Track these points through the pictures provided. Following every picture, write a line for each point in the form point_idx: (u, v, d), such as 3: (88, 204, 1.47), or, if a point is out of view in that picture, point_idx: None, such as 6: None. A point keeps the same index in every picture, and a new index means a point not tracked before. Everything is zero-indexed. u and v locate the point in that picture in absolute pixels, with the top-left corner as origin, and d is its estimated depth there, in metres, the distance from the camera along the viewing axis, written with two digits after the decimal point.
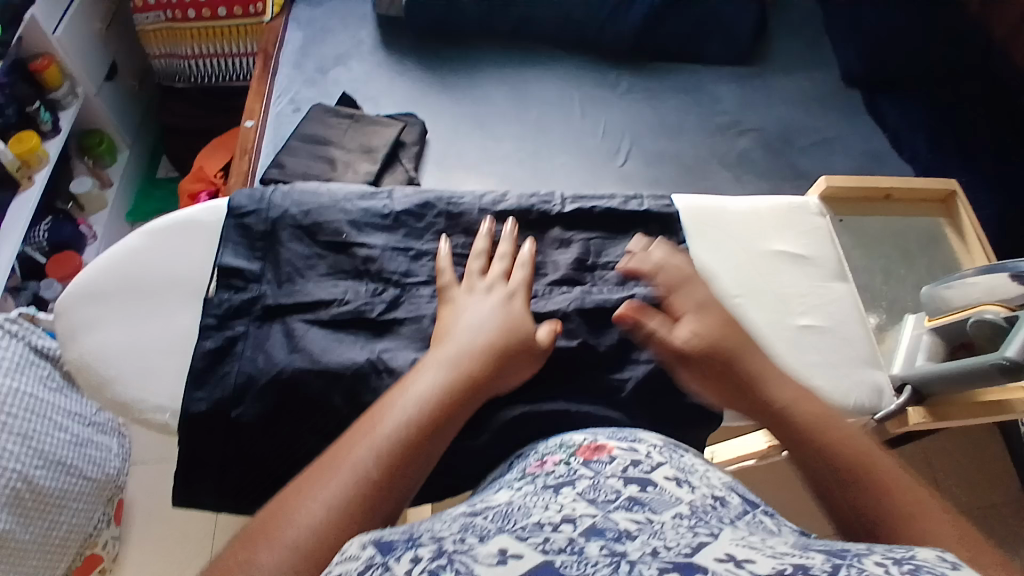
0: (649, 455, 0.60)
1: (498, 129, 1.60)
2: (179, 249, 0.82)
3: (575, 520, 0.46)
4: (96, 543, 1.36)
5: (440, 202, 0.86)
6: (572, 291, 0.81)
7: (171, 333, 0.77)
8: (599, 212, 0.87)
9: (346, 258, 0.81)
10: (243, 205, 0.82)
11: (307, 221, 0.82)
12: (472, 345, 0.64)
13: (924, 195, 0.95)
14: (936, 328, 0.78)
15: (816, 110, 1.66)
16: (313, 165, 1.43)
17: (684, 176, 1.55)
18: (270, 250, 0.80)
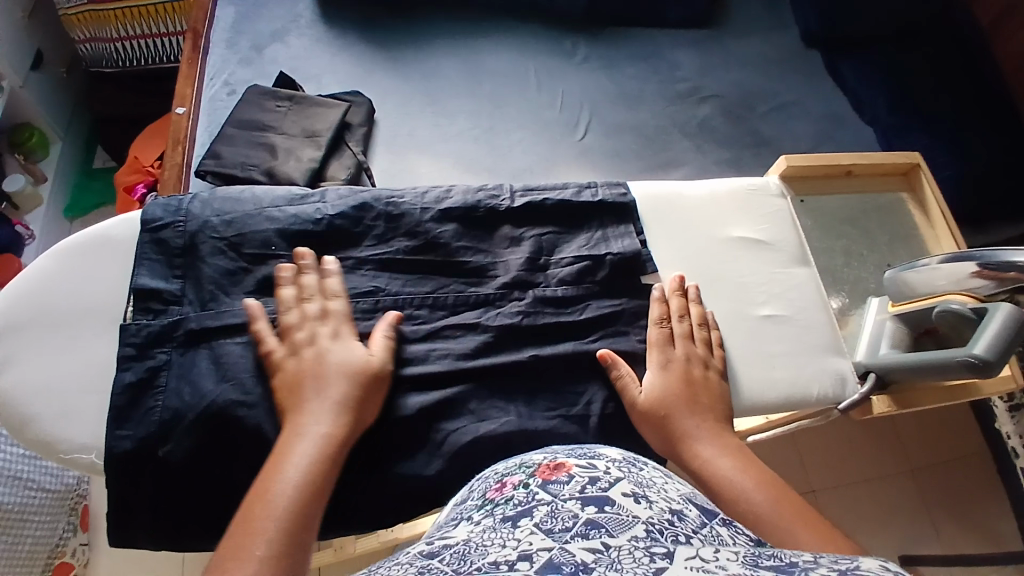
0: (607, 471, 0.55)
1: (450, 105, 1.51)
2: (96, 270, 0.75)
3: (530, 556, 0.44)
4: (64, 552, 1.27)
5: (378, 202, 0.79)
6: (523, 297, 0.76)
7: (91, 365, 0.71)
8: (551, 204, 0.82)
9: (275, 272, 0.74)
10: (161, 220, 0.76)
11: (231, 231, 0.75)
12: (330, 406, 0.64)
13: (887, 169, 0.92)
14: (899, 315, 0.77)
15: (777, 73, 1.61)
16: (252, 154, 1.33)
17: (645, 147, 1.50)
18: (191, 267, 0.74)
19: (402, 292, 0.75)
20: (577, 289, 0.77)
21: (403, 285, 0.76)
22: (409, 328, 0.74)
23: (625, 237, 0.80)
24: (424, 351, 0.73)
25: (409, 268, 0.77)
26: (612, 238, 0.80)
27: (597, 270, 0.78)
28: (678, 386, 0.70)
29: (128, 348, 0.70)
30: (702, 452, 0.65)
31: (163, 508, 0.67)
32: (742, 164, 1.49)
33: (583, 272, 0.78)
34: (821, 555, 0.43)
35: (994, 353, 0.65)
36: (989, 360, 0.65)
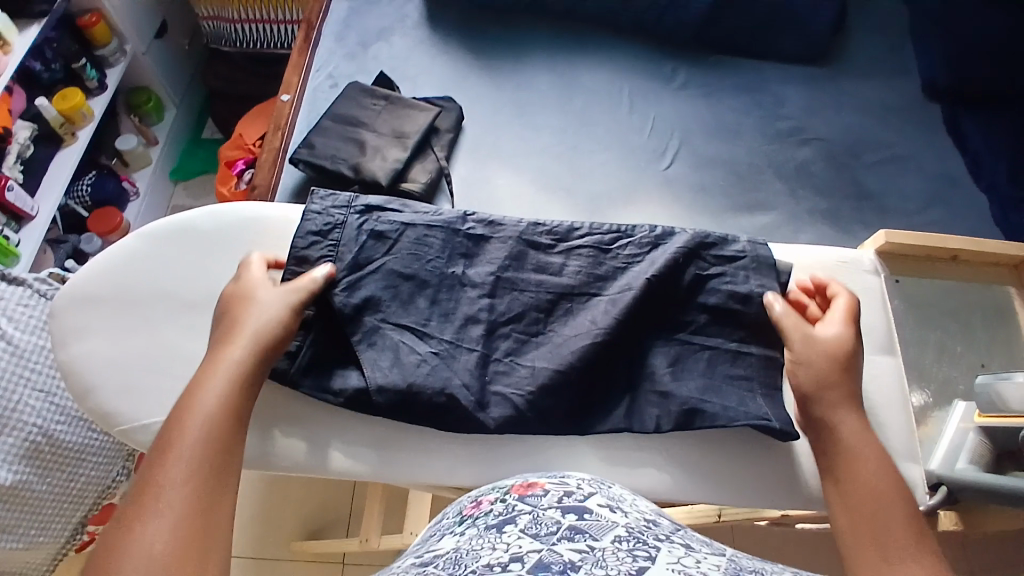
0: (580, 485, 0.56)
1: (539, 119, 1.51)
2: (206, 260, 0.81)
3: (522, 558, 0.45)
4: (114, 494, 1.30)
5: (505, 224, 0.80)
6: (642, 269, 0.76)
7: (186, 353, 0.76)
8: (663, 236, 0.79)
9: (397, 246, 0.77)
10: (314, 204, 0.78)
11: (375, 217, 0.78)
12: (245, 351, 0.64)
13: (998, 257, 0.81)
14: (983, 428, 0.68)
15: (890, 122, 1.50)
16: (343, 148, 1.38)
17: (735, 185, 1.43)
18: (312, 255, 0.75)
19: (521, 308, 0.75)
20: (683, 312, 0.76)
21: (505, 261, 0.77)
22: (525, 350, 0.73)
23: (740, 274, 0.77)
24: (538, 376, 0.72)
25: (516, 246, 0.78)
26: (721, 273, 0.77)
27: (702, 295, 0.76)
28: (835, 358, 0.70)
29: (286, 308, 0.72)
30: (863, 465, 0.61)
31: (284, 451, 0.69)
32: (840, 217, 1.39)
33: (687, 295, 0.76)
34: None
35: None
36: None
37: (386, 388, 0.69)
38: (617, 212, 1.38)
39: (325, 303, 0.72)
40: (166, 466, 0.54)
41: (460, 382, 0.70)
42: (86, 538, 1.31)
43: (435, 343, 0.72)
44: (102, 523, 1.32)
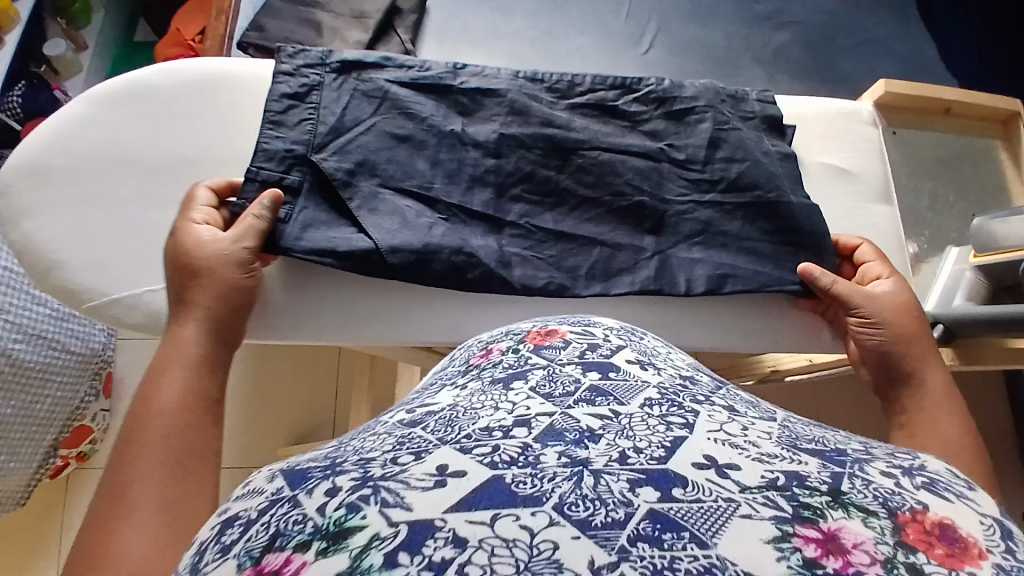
0: (606, 337, 0.53)
1: (509, 0, 1.41)
2: (165, 122, 0.74)
3: (529, 422, 0.40)
4: (85, 415, 1.26)
5: (497, 78, 0.70)
6: (654, 130, 0.69)
7: (155, 221, 0.71)
8: (671, 89, 0.71)
9: (384, 111, 0.67)
10: (283, 63, 0.69)
11: (356, 77, 0.69)
12: (204, 328, 0.56)
13: (986, 113, 0.83)
14: (982, 267, 0.68)
15: (866, 5, 1.47)
16: (297, 30, 1.27)
17: (712, 71, 1.39)
18: (290, 115, 0.66)
19: (529, 166, 0.66)
20: (701, 171, 0.68)
21: (506, 124, 0.68)
22: (540, 212, 0.66)
23: (755, 130, 0.71)
24: (556, 240, 0.66)
25: (515, 103, 0.68)
26: (738, 129, 0.70)
27: (722, 151, 0.69)
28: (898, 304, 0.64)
29: (268, 172, 0.63)
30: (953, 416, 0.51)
31: (275, 314, 0.63)
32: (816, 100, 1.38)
33: (704, 154, 0.68)
34: (876, 449, 0.40)
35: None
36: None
37: (398, 253, 0.62)
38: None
39: (314, 169, 0.64)
40: (137, 447, 0.46)
41: (479, 243, 0.64)
42: (61, 463, 1.26)
43: (443, 209, 0.65)
44: (75, 447, 1.27)
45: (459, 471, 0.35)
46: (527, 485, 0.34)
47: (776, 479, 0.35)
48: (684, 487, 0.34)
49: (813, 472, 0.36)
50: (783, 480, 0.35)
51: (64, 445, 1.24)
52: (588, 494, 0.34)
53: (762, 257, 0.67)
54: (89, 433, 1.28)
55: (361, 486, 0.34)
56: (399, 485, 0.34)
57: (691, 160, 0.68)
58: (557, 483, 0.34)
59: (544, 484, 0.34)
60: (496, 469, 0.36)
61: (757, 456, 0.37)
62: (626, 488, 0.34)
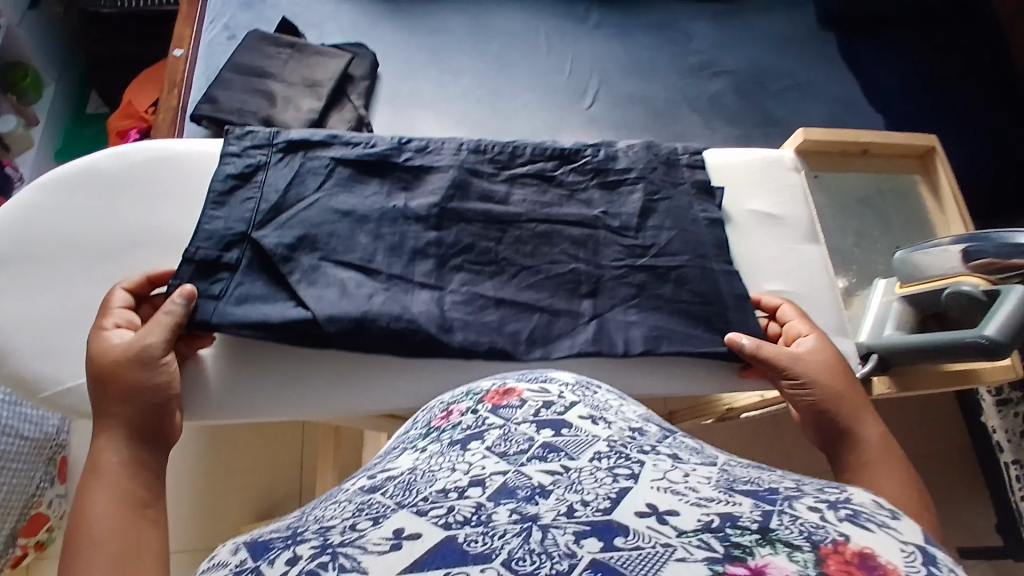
0: (561, 394, 0.54)
1: (457, 63, 1.47)
2: (115, 203, 0.74)
3: (483, 481, 0.42)
4: (40, 502, 1.19)
5: (442, 154, 0.75)
6: (586, 199, 0.75)
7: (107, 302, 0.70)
8: (606, 161, 0.77)
9: (329, 193, 0.71)
10: (231, 144, 0.73)
11: (302, 156, 0.73)
12: (123, 442, 0.55)
13: (902, 150, 0.89)
14: (906, 298, 0.72)
15: (790, 52, 1.57)
16: (249, 100, 1.29)
17: (653, 120, 1.46)
18: (235, 197, 0.70)
19: (469, 239, 0.70)
20: (635, 237, 0.73)
21: (449, 194, 0.72)
22: (480, 281, 0.69)
23: (685, 195, 0.77)
24: (497, 306, 0.68)
25: (457, 175, 0.74)
26: (668, 198, 0.76)
27: (654, 218, 0.74)
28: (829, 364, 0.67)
29: (205, 251, 0.66)
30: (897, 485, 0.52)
31: (232, 395, 0.65)
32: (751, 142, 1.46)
33: (636, 220, 0.73)
34: (807, 486, 0.40)
35: (1007, 335, 0.59)
36: (1002, 342, 0.59)
37: (336, 320, 0.64)
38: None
39: (253, 246, 0.67)
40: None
41: (419, 310, 0.66)
42: (19, 554, 1.18)
43: (383, 279, 0.67)
44: (33, 536, 1.18)
45: (415, 533, 0.37)
46: (478, 543, 0.36)
47: (710, 522, 0.36)
48: (626, 536, 0.36)
49: (746, 512, 0.37)
50: (717, 523, 0.36)
51: (21, 535, 1.16)
52: (535, 549, 0.35)
53: (693, 304, 0.70)
54: (47, 519, 1.20)
55: (320, 553, 0.36)
56: (357, 549, 0.36)
57: (624, 227, 0.73)
58: (507, 539, 0.36)
59: (494, 541, 0.36)
60: (449, 528, 0.37)
61: (697, 501, 0.39)
62: (572, 540, 0.36)
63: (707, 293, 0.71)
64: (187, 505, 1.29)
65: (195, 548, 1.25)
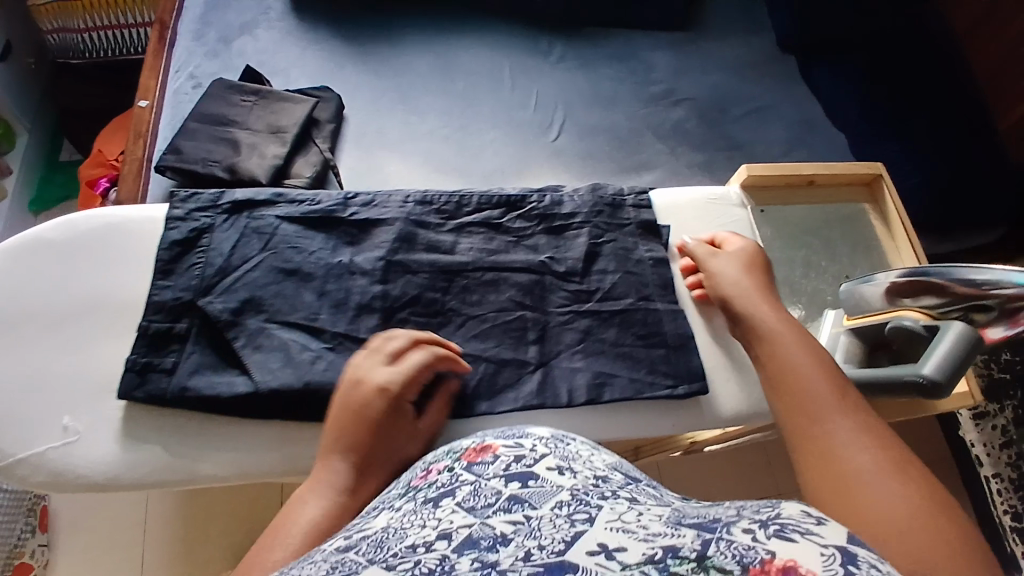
0: (533, 447, 0.54)
1: (423, 103, 1.49)
2: (71, 272, 0.74)
3: (450, 535, 0.43)
4: (23, 552, 1.18)
5: (387, 207, 0.76)
6: (533, 245, 0.76)
7: (67, 369, 0.69)
8: (552, 206, 0.78)
9: (274, 252, 0.71)
10: (176, 208, 0.73)
11: (246, 216, 0.74)
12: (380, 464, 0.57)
13: (850, 179, 0.90)
14: (855, 329, 0.71)
15: (750, 77, 1.59)
16: (214, 149, 1.29)
17: (617, 149, 1.48)
18: (181, 263, 0.71)
19: (415, 290, 0.71)
20: (580, 282, 0.74)
21: (394, 246, 0.73)
22: (426, 334, 0.70)
23: (631, 237, 0.78)
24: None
25: (402, 227, 0.74)
26: (614, 239, 0.77)
27: (600, 261, 0.75)
28: (756, 267, 0.71)
29: (154, 323, 0.68)
30: (804, 390, 0.56)
31: (193, 456, 0.66)
32: (714, 166, 1.48)
33: (582, 265, 0.74)
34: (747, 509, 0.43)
35: (944, 372, 0.57)
36: (939, 380, 0.56)
37: (281, 389, 0.65)
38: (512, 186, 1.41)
39: (200, 314, 0.68)
40: None
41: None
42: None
43: (329, 337, 0.68)
44: None
45: None
46: None
47: (653, 554, 0.39)
48: None
49: (686, 543, 0.40)
50: (659, 555, 0.39)
51: None
52: None
53: (637, 346, 0.71)
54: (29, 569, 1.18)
55: None
56: None
57: (569, 270, 0.74)
58: None
59: None
60: None
61: (644, 537, 0.41)
62: None
63: (651, 334, 0.72)
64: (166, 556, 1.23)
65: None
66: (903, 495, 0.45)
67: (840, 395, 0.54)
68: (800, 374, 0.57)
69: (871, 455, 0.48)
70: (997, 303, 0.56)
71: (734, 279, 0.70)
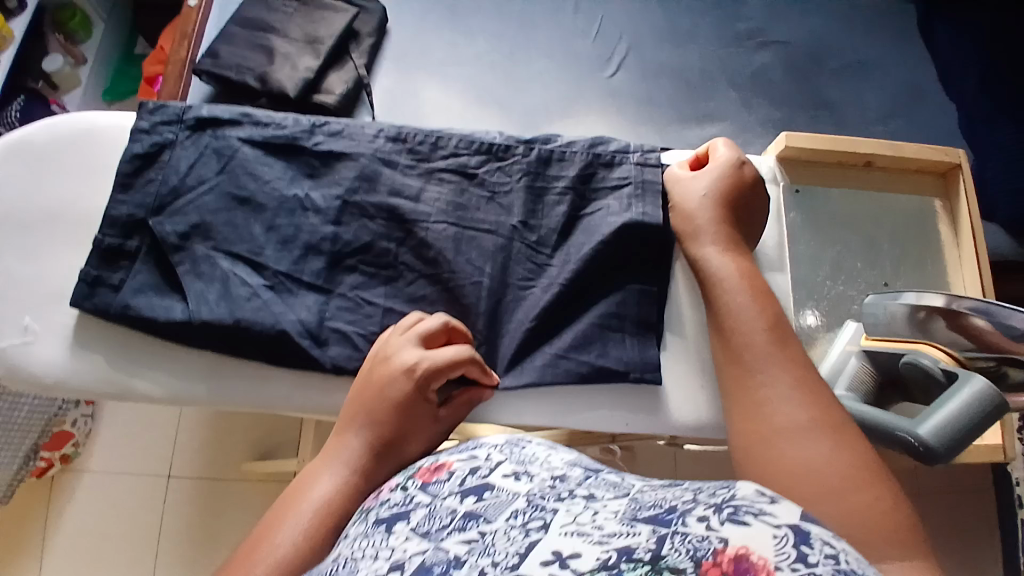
0: (489, 455, 0.46)
1: (473, 22, 1.19)
2: (30, 178, 0.70)
3: (402, 565, 0.36)
4: (64, 420, 1.23)
5: (356, 140, 0.70)
6: (508, 204, 0.69)
7: (19, 276, 0.66)
8: (538, 163, 0.70)
9: (231, 179, 0.68)
10: (141, 119, 0.69)
11: (210, 135, 0.70)
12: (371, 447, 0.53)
13: (920, 166, 0.75)
14: (868, 353, 0.60)
15: (860, 24, 1.26)
16: (250, 57, 1.04)
17: (684, 95, 1.18)
18: (140, 178, 0.67)
19: (369, 237, 0.66)
20: (549, 257, 0.68)
21: (355, 187, 0.68)
22: (372, 285, 0.66)
23: (622, 205, 0.68)
24: (386, 316, 0.65)
25: (368, 165, 0.69)
26: (602, 209, 0.69)
27: (580, 232, 0.68)
28: (725, 188, 0.65)
29: (108, 238, 0.65)
30: (743, 342, 0.55)
31: (132, 373, 0.65)
32: (793, 128, 1.18)
33: (555, 237, 0.68)
34: (699, 495, 0.36)
35: (945, 443, 0.49)
36: (936, 449, 0.49)
37: (211, 322, 0.63)
38: (552, 127, 1.13)
39: (151, 235, 0.66)
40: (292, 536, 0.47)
41: (296, 318, 0.64)
42: (43, 465, 1.23)
43: (270, 275, 0.65)
44: (58, 449, 1.24)
45: None
46: None
47: (609, 560, 0.33)
48: None
49: (642, 542, 0.33)
50: (615, 560, 0.33)
51: (45, 448, 1.21)
52: None
53: (592, 328, 0.66)
54: (71, 437, 1.25)
55: None
56: None
57: (541, 239, 0.68)
58: None
59: None
60: None
61: (599, 541, 0.34)
62: None
63: (610, 317, 0.66)
64: (195, 443, 1.30)
65: (196, 477, 1.27)
66: (828, 450, 0.45)
67: (776, 345, 0.53)
68: (750, 341, 0.54)
69: (800, 414, 0.47)
70: None
71: (693, 206, 0.65)
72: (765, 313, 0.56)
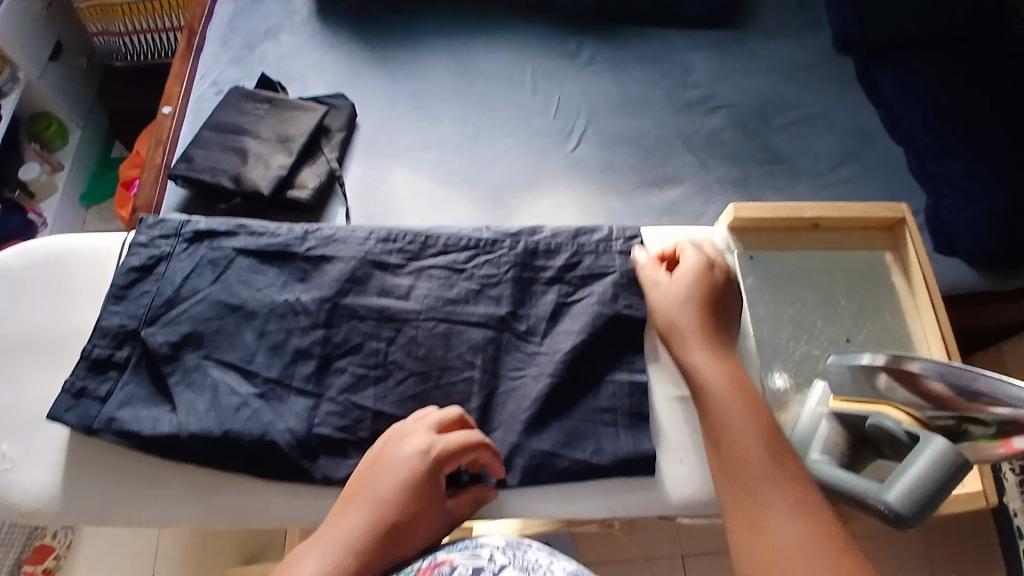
0: (492, 556, 0.48)
1: (438, 109, 1.26)
2: (9, 306, 0.71)
3: None
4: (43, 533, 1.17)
5: (346, 244, 0.73)
6: (497, 296, 0.71)
7: None
8: (526, 256, 0.73)
9: (224, 288, 0.69)
10: (140, 234, 0.72)
11: (206, 246, 0.72)
12: (372, 524, 0.53)
13: (868, 223, 0.79)
14: (837, 415, 0.61)
15: (802, 83, 1.34)
16: (222, 159, 1.08)
17: (644, 162, 1.23)
18: (134, 290, 0.69)
19: (359, 338, 0.68)
20: (539, 343, 0.70)
21: (342, 289, 0.70)
22: (361, 388, 0.66)
23: (608, 293, 0.72)
24: (375, 419, 0.65)
25: (352, 267, 0.71)
26: (586, 296, 0.72)
27: (567, 320, 0.71)
28: (700, 291, 0.67)
29: (97, 348, 0.66)
30: (739, 450, 0.56)
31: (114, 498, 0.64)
32: (751, 184, 1.22)
33: (544, 326, 0.70)
34: None
35: (912, 507, 0.51)
36: (904, 515, 0.51)
37: (199, 435, 0.62)
38: (521, 203, 1.17)
39: (142, 344, 0.66)
40: None
41: (284, 427, 0.64)
42: None
43: (260, 383, 0.66)
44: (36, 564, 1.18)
45: None
46: None
47: None
48: None
49: None
50: None
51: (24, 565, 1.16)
52: None
53: (582, 423, 0.66)
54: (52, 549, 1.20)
55: None
56: None
57: (531, 330, 0.70)
58: None
59: None
60: None
61: None
62: None
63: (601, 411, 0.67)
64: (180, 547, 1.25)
65: None
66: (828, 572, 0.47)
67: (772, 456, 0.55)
68: (743, 449, 0.56)
69: (800, 534, 0.49)
70: (991, 422, 0.52)
71: (674, 311, 0.67)
72: (756, 418, 0.58)
